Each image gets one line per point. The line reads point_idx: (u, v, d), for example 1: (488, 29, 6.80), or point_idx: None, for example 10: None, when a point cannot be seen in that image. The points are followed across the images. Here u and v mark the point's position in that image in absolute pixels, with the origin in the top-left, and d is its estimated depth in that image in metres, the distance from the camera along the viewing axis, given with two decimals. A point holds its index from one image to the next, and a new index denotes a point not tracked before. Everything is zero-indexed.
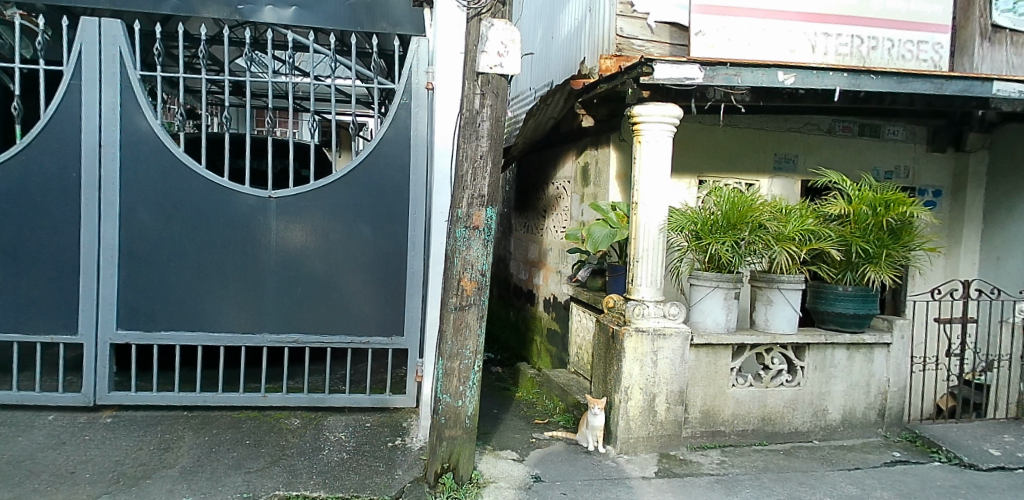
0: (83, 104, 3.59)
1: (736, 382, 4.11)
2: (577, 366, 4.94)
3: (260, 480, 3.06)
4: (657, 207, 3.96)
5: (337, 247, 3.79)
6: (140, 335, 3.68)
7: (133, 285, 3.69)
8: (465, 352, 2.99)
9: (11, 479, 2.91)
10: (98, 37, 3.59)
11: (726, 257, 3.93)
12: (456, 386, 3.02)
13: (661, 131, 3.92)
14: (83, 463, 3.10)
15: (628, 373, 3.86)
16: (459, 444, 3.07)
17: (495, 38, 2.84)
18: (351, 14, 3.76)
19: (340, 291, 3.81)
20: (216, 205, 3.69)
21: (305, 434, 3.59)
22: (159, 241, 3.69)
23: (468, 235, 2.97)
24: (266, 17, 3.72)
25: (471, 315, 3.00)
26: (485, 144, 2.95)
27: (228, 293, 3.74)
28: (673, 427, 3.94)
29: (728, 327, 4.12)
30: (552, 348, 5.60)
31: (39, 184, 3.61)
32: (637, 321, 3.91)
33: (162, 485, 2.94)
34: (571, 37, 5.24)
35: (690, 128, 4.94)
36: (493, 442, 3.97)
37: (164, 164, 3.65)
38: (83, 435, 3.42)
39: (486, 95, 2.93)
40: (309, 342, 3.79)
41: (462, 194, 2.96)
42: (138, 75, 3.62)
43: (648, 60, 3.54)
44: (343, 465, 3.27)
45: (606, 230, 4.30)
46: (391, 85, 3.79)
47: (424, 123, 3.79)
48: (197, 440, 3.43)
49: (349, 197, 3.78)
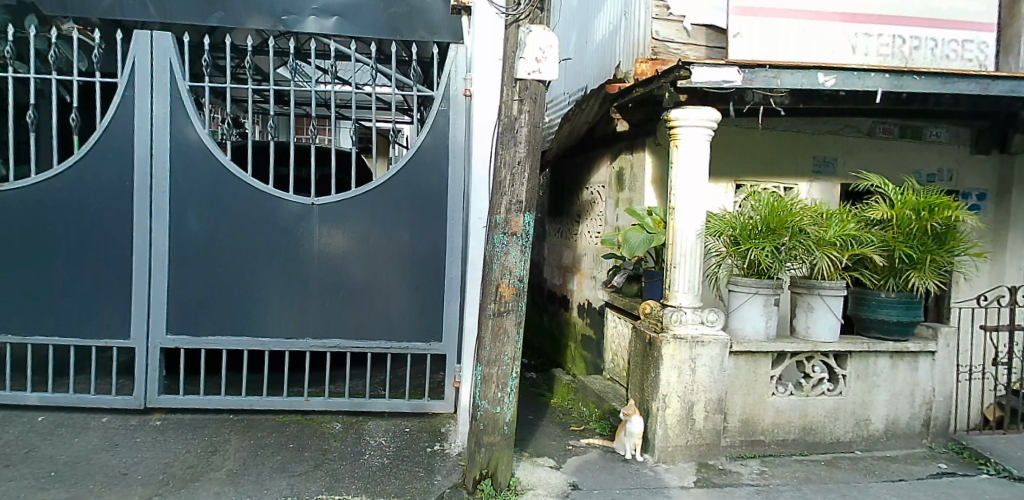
0: (136, 114, 3.69)
1: (777, 391, 4.03)
2: (613, 372, 4.89)
3: (304, 483, 3.10)
4: (696, 212, 3.90)
5: (377, 253, 3.82)
6: (189, 339, 3.76)
7: (183, 290, 3.77)
8: (503, 358, 3.01)
9: (69, 479, 3.00)
10: (150, 49, 3.68)
11: (765, 262, 3.87)
12: (494, 392, 3.04)
13: (699, 134, 3.87)
14: (135, 465, 3.18)
15: (665, 381, 3.81)
16: (497, 450, 3.08)
17: (534, 44, 2.88)
18: (391, 22, 3.82)
19: (379, 297, 3.84)
20: (261, 212, 3.75)
21: (346, 439, 3.62)
22: (207, 247, 3.77)
23: (506, 241, 2.99)
24: (310, 27, 3.80)
25: (509, 322, 3.01)
26: (523, 150, 2.96)
27: (270, 299, 3.80)
28: (711, 437, 3.87)
29: (768, 335, 4.02)
30: (587, 353, 5.55)
31: (97, 193, 3.72)
32: (675, 328, 3.86)
33: (210, 488, 2.99)
34: (606, 42, 5.23)
35: (728, 132, 4.88)
36: (529, 448, 3.95)
37: (212, 173, 3.73)
38: (134, 437, 3.51)
39: (524, 101, 2.95)
40: (348, 347, 3.82)
41: (500, 200, 2.98)
42: (187, 86, 3.71)
43: (685, 63, 3.54)
44: (384, 471, 3.29)
45: (642, 235, 4.24)
46: (430, 92, 3.81)
47: (462, 130, 3.81)
48: (243, 443, 3.49)
49: (389, 202, 3.81)
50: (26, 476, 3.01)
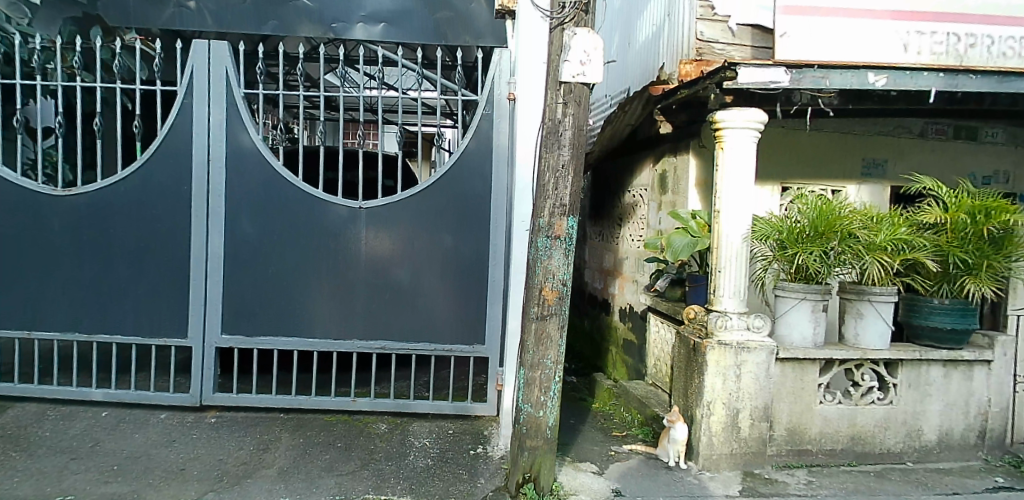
0: (194, 122, 3.80)
1: (825, 399, 3.92)
2: (655, 378, 4.81)
3: (352, 483, 3.15)
4: (742, 215, 3.83)
5: (422, 256, 3.86)
6: (242, 339, 3.86)
7: (238, 291, 3.87)
8: (546, 362, 3.02)
9: (130, 473, 3.11)
10: (207, 57, 3.79)
11: (813, 267, 3.77)
12: (537, 396, 3.05)
13: (746, 136, 3.80)
14: (192, 461, 3.27)
15: (710, 387, 3.75)
16: (541, 455, 3.09)
17: (579, 46, 2.86)
18: (436, 28, 3.89)
19: (424, 300, 3.88)
20: (312, 215, 3.83)
21: (391, 439, 3.66)
22: (260, 249, 3.86)
23: (550, 245, 2.99)
24: (358, 33, 3.90)
25: (552, 326, 3.01)
26: (566, 153, 2.96)
27: (319, 301, 3.87)
28: (758, 446, 3.79)
29: (817, 342, 3.92)
30: (628, 358, 5.49)
31: (156, 197, 3.84)
32: (720, 334, 3.79)
33: (262, 485, 3.07)
34: (649, 43, 5.19)
35: (774, 133, 4.78)
36: (572, 453, 3.94)
37: (265, 177, 3.83)
38: (191, 433, 3.61)
39: (568, 104, 2.95)
40: (395, 349, 3.86)
41: (544, 203, 2.99)
42: (243, 93, 3.81)
43: (732, 64, 3.50)
44: (428, 472, 3.32)
45: (686, 239, 4.18)
46: (474, 96, 3.82)
47: (505, 133, 3.82)
48: (293, 441, 3.57)
49: (434, 207, 3.85)
50: (90, 469, 3.14)
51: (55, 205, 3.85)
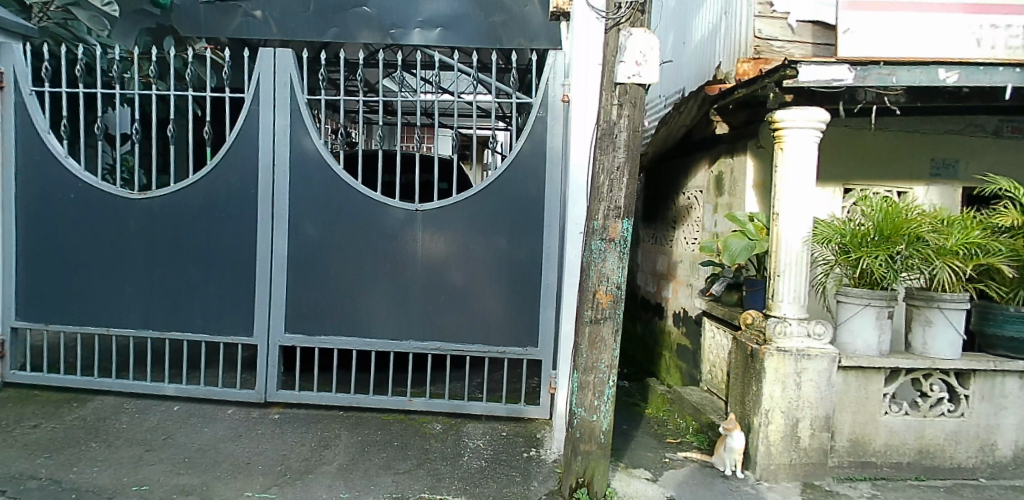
0: (260, 128, 3.93)
1: (890, 410, 3.75)
2: (711, 384, 4.69)
3: (408, 481, 3.20)
4: (803, 218, 3.71)
5: (476, 258, 3.89)
6: (304, 338, 3.97)
7: (300, 292, 3.99)
8: (600, 366, 3.00)
9: (199, 466, 3.24)
10: (273, 65, 3.91)
11: (879, 272, 3.61)
12: (591, 400, 3.03)
13: (807, 135, 3.68)
14: (257, 455, 3.38)
15: (769, 395, 3.64)
16: (594, 460, 3.07)
17: (634, 47, 2.82)
18: (491, 32, 3.97)
19: (478, 302, 3.91)
20: (370, 218, 3.91)
21: (446, 439, 3.69)
22: (321, 251, 3.97)
23: (604, 247, 2.97)
24: (415, 39, 4.04)
25: (606, 329, 2.99)
26: (621, 155, 2.93)
27: (375, 302, 3.95)
28: (818, 456, 3.66)
29: (882, 350, 3.75)
30: (682, 363, 5.38)
31: (224, 200, 3.99)
32: (779, 340, 3.69)
33: (323, 481, 3.15)
34: (705, 42, 5.09)
35: (836, 133, 4.60)
36: (625, 458, 3.89)
37: (327, 181, 3.93)
38: (256, 428, 3.73)
39: (623, 106, 2.92)
40: (450, 350, 3.89)
41: (598, 206, 2.97)
42: (305, 99, 3.92)
43: (792, 61, 3.41)
44: (482, 473, 3.34)
45: (743, 242, 4.06)
46: (528, 99, 3.81)
47: (559, 136, 3.81)
48: (351, 439, 3.64)
49: (488, 209, 3.87)
50: (163, 461, 3.28)
51: (133, 208, 4.04)
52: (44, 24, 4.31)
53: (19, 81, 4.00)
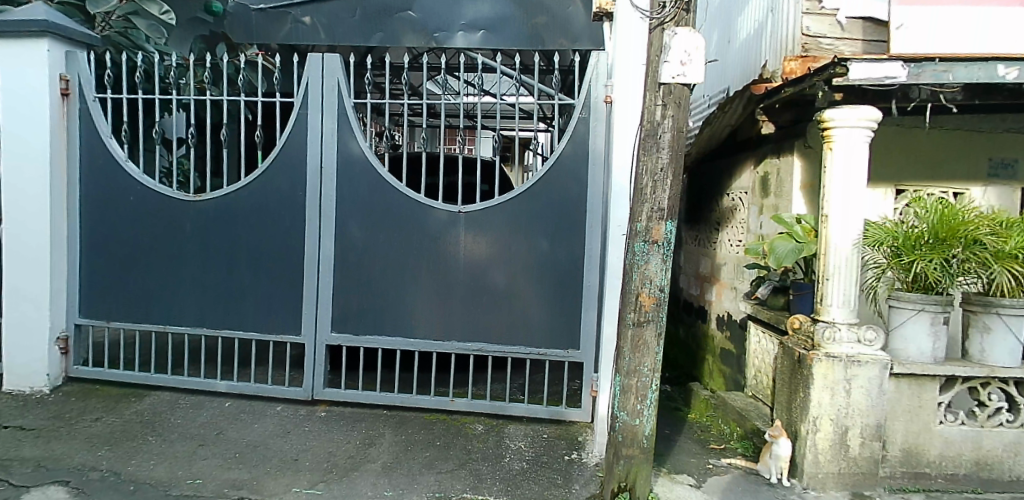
0: (309, 132, 4.01)
1: (945, 419, 3.62)
2: (755, 390, 4.59)
3: (450, 481, 3.22)
4: (854, 220, 3.59)
5: (519, 259, 3.89)
6: (350, 337, 4.03)
7: (346, 292, 4.05)
8: (643, 369, 2.97)
9: (250, 461, 3.33)
10: (321, 70, 3.99)
11: (934, 276, 3.48)
12: (633, 404, 3.00)
13: (858, 135, 3.57)
14: (305, 451, 3.46)
15: (817, 402, 3.54)
16: (636, 464, 3.03)
17: (679, 46, 2.79)
18: (533, 33, 4.04)
19: (520, 303, 3.91)
20: (413, 220, 3.96)
21: (488, 440, 3.70)
22: (365, 252, 4.03)
23: (647, 249, 2.94)
24: (458, 42, 4.16)
25: (649, 333, 2.96)
26: (665, 156, 2.89)
27: (418, 302, 3.99)
28: (869, 466, 3.54)
29: (937, 357, 3.60)
30: (726, 368, 5.28)
31: (274, 201, 4.08)
32: (828, 346, 3.57)
33: (368, 479, 3.19)
34: (750, 41, 5.01)
35: (888, 132, 4.44)
36: (668, 464, 3.84)
37: (373, 183, 3.99)
38: (303, 426, 3.81)
39: (668, 106, 2.88)
40: (492, 351, 3.91)
41: (641, 207, 2.94)
42: (352, 103, 3.99)
43: (841, 59, 3.32)
44: (524, 475, 3.33)
45: (791, 245, 3.95)
46: (571, 100, 3.79)
47: (602, 137, 3.78)
48: (395, 438, 3.69)
49: (530, 211, 3.87)
50: (215, 456, 3.38)
51: (188, 210, 4.17)
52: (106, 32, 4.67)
53: (83, 88, 4.17)
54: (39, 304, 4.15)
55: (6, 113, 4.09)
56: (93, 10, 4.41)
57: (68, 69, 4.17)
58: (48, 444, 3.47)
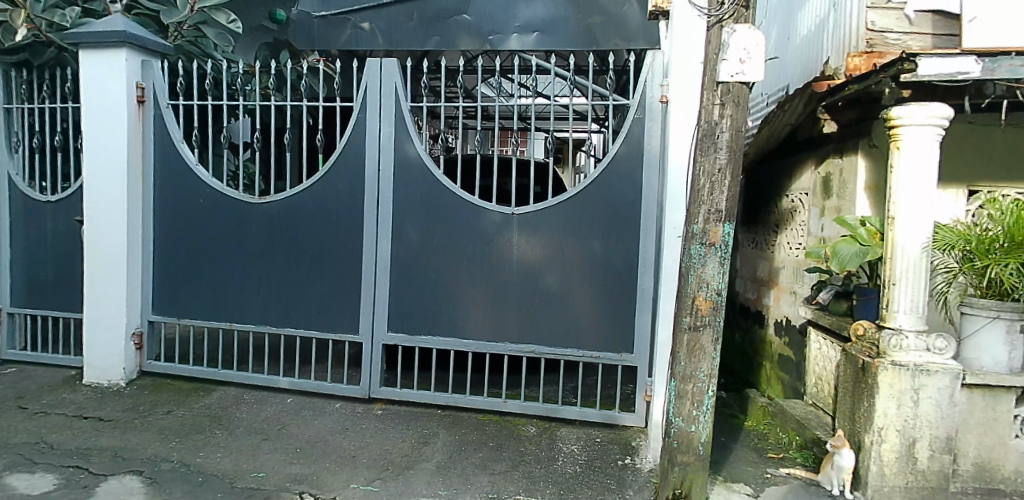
0: (367, 135, 4.09)
1: (1020, 433, 3.46)
2: (816, 398, 4.43)
3: (503, 483, 3.23)
4: (922, 222, 3.40)
5: (573, 261, 3.87)
6: (406, 337, 4.09)
7: (402, 292, 4.12)
8: (699, 375, 2.91)
9: (310, 456, 3.42)
10: (379, 75, 4.06)
11: (1010, 282, 3.30)
12: (689, 410, 2.95)
13: (927, 133, 3.37)
14: (362, 448, 3.53)
15: (883, 412, 3.38)
16: (692, 472, 2.97)
17: (739, 44, 2.72)
18: (588, 34, 4.04)
19: (574, 306, 3.89)
20: (468, 221, 3.99)
21: (541, 443, 3.70)
22: (420, 253, 4.08)
23: (704, 252, 2.88)
24: (512, 44, 4.19)
25: (705, 338, 2.89)
26: (724, 156, 2.83)
27: (472, 303, 4.02)
28: (939, 481, 3.37)
29: (1013, 368, 3.42)
30: (785, 375, 5.12)
31: (333, 204, 4.18)
32: (894, 354, 3.42)
33: (422, 477, 3.24)
34: (810, 37, 4.85)
35: (959, 130, 4.23)
36: (724, 472, 3.75)
37: (428, 186, 4.04)
38: (360, 423, 3.89)
39: (726, 105, 2.81)
40: (545, 353, 3.90)
41: (698, 209, 2.88)
42: (409, 106, 4.04)
43: (910, 55, 3.16)
44: (577, 479, 3.31)
45: (855, 248, 3.81)
46: (625, 101, 3.74)
47: (657, 138, 3.73)
48: (449, 437, 3.72)
49: (584, 213, 3.85)
50: (277, 450, 3.48)
51: (254, 212, 4.32)
52: (179, 41, 4.86)
53: (157, 96, 4.37)
54: (117, 301, 4.36)
55: (86, 121, 4.32)
56: (166, 20, 4.62)
57: (144, 77, 4.37)
58: (124, 435, 3.65)
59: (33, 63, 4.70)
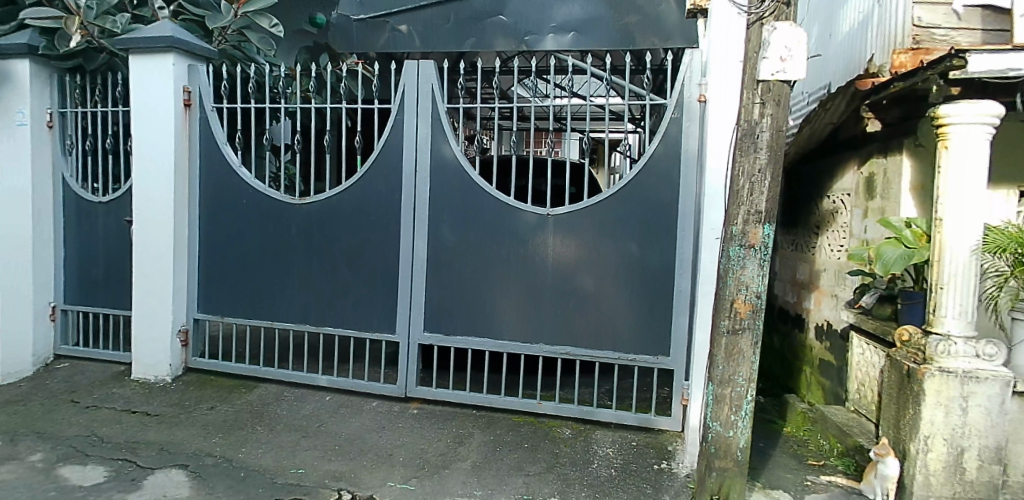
0: (404, 137, 4.13)
1: None
2: (858, 404, 4.32)
3: (538, 485, 3.22)
4: (972, 224, 3.28)
5: (609, 262, 3.85)
6: (441, 337, 4.12)
7: (438, 293, 4.14)
8: (737, 379, 2.86)
9: (349, 453, 3.46)
10: (416, 76, 4.10)
11: None
12: (727, 415, 2.90)
13: (977, 132, 3.25)
14: (398, 447, 3.56)
15: (929, 420, 3.27)
16: (730, 477, 2.92)
17: (780, 41, 2.67)
18: (625, 33, 4.01)
19: (610, 307, 3.86)
20: (503, 222, 3.99)
21: (576, 445, 3.68)
22: (456, 254, 4.10)
23: (743, 254, 2.83)
24: (549, 44, 4.19)
25: (744, 341, 2.85)
26: (764, 156, 2.78)
27: (507, 304, 4.02)
28: (989, 493, 3.26)
29: None
30: (825, 381, 5.00)
31: (370, 204, 4.23)
32: (942, 360, 3.30)
33: (457, 477, 3.25)
34: (854, 34, 4.73)
35: (1010, 129, 4.08)
36: (762, 479, 3.68)
37: (464, 187, 4.05)
38: (397, 422, 3.92)
39: (766, 104, 2.76)
40: (580, 355, 3.88)
41: (737, 210, 2.83)
42: (446, 107, 4.07)
43: (959, 51, 3.05)
44: (612, 482, 3.29)
45: (900, 250, 3.70)
46: (662, 100, 3.70)
47: (695, 138, 3.67)
48: (484, 438, 3.72)
49: (620, 214, 3.82)
50: (316, 447, 3.54)
51: (294, 213, 4.40)
52: (224, 46, 4.99)
53: (202, 99, 4.48)
54: (163, 299, 4.48)
55: (136, 124, 4.45)
56: (212, 25, 4.74)
57: (190, 81, 4.49)
58: (170, 429, 3.75)
59: (86, 68, 4.87)
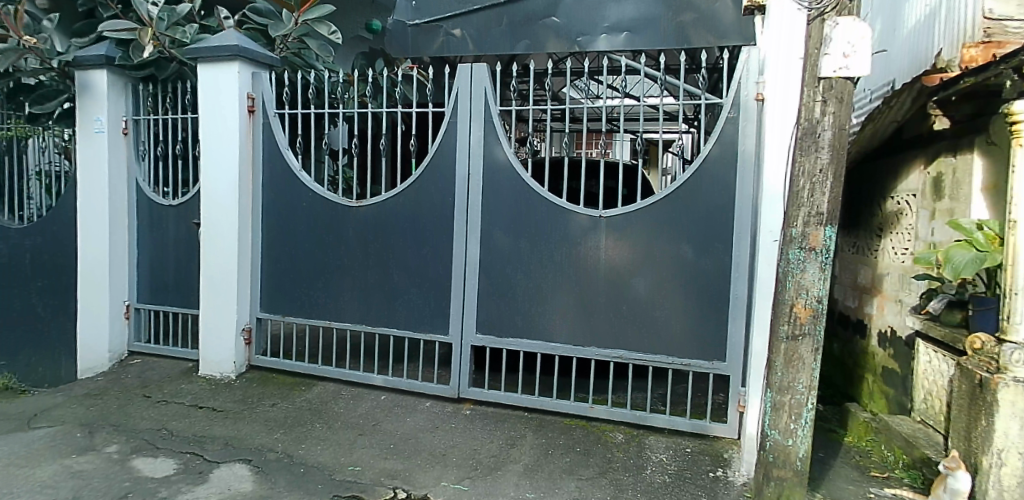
0: (458, 140, 4.17)
1: None
2: (925, 415, 4.13)
3: (591, 489, 3.20)
4: None
5: (663, 265, 3.79)
6: (494, 339, 4.14)
7: (490, 295, 4.17)
8: (798, 386, 2.78)
9: (403, 452, 3.52)
10: (469, 79, 4.14)
11: None
12: (786, 423, 2.82)
13: None
14: (451, 448, 3.59)
15: (1004, 432, 3.12)
16: (789, 487, 2.84)
17: (842, 37, 2.57)
18: (679, 32, 3.95)
19: (663, 311, 3.80)
20: (555, 224, 3.99)
21: (628, 450, 3.64)
22: (507, 256, 4.11)
23: (804, 257, 2.75)
24: (601, 44, 4.17)
25: (805, 347, 2.76)
26: (826, 156, 2.69)
27: (558, 306, 4.01)
28: None
29: None
30: (889, 390, 4.81)
31: (424, 207, 4.29)
32: (1017, 370, 3.11)
33: (509, 480, 3.26)
34: (920, 28, 4.54)
35: None
36: (822, 490, 3.56)
37: (516, 189, 4.06)
38: (450, 422, 3.95)
39: (829, 102, 2.67)
40: (633, 359, 3.84)
41: (797, 212, 2.75)
42: (498, 109, 4.09)
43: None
44: (666, 489, 3.24)
45: (971, 253, 3.53)
46: (718, 100, 3.63)
47: (752, 138, 3.59)
48: (536, 441, 3.72)
49: (676, 216, 3.76)
50: (373, 445, 3.60)
51: (350, 215, 4.49)
52: (285, 52, 5.17)
53: (264, 105, 4.63)
54: (227, 298, 4.65)
55: (202, 130, 4.64)
56: (274, 33, 4.94)
57: (253, 88, 4.65)
58: (235, 424, 3.89)
59: (157, 77, 5.14)
